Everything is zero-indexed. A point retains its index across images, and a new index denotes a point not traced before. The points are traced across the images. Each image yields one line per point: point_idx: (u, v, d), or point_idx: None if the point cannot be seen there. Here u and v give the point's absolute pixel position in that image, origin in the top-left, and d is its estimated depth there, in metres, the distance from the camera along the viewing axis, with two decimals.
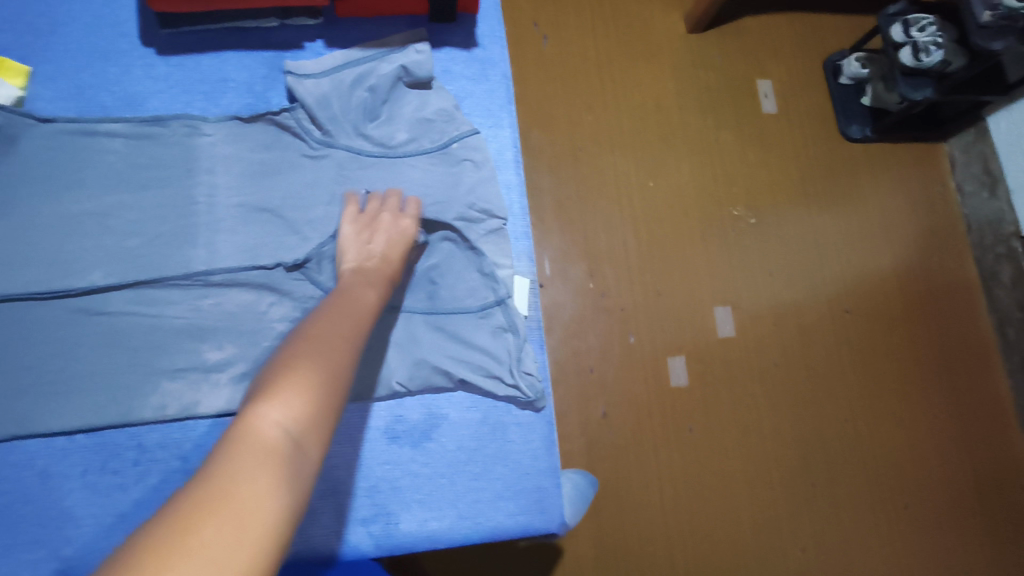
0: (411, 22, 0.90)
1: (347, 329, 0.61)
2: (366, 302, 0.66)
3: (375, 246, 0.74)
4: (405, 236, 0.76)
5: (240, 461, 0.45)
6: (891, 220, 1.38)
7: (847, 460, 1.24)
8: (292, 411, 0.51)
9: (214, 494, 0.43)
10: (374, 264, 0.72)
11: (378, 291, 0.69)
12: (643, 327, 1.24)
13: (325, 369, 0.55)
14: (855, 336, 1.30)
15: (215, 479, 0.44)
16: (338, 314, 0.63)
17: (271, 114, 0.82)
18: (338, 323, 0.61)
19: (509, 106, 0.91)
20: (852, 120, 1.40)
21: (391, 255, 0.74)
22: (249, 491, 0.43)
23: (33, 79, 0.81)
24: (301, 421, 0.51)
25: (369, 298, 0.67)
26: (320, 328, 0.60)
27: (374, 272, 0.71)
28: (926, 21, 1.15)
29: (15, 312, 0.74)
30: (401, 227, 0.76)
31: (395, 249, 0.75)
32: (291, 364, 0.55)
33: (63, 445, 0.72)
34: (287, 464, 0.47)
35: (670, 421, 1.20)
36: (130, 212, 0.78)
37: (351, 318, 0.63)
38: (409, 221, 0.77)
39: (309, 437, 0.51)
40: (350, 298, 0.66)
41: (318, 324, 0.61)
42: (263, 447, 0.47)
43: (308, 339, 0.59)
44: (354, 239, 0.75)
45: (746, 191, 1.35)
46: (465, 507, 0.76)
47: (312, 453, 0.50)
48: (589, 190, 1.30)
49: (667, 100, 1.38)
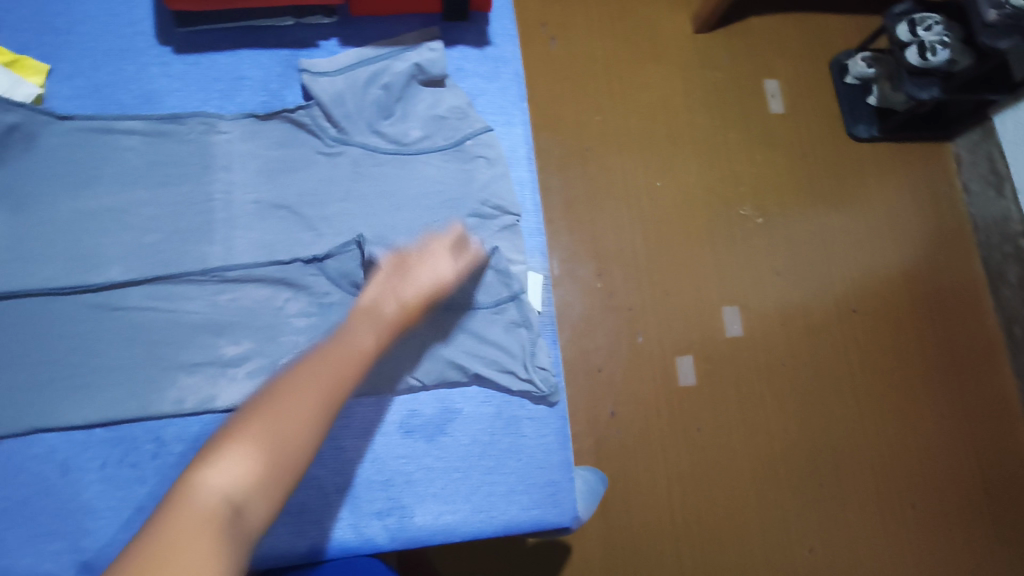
0: (424, 21, 0.90)
1: (327, 383, 0.61)
2: (361, 347, 0.66)
3: (403, 290, 0.73)
4: (438, 283, 0.74)
5: (174, 530, 0.50)
6: (898, 219, 1.38)
7: (855, 460, 1.24)
8: (235, 476, 0.54)
9: (144, 564, 0.47)
10: (394, 309, 0.71)
11: (380, 333, 0.69)
12: (651, 326, 1.24)
13: (287, 430, 0.57)
14: (863, 336, 1.30)
15: (150, 548, 0.48)
16: (324, 361, 0.63)
17: (288, 112, 0.83)
18: (321, 372, 0.62)
19: (522, 104, 0.91)
20: (859, 120, 1.41)
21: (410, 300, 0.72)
22: (176, 562, 0.47)
23: (51, 77, 0.82)
24: (244, 488, 0.54)
25: (364, 341, 0.67)
26: (302, 376, 0.62)
27: (389, 314, 0.71)
28: (932, 21, 1.15)
29: (36, 306, 0.75)
30: (437, 274, 0.75)
31: (418, 293, 0.73)
32: (256, 420, 0.58)
33: (82, 439, 0.73)
34: (223, 532, 0.51)
35: (678, 420, 1.21)
36: (148, 208, 0.79)
37: (336, 365, 0.63)
38: (449, 270, 0.76)
39: (252, 503, 0.54)
40: (341, 343, 0.66)
41: (304, 371, 0.62)
42: (198, 516, 0.51)
43: (285, 389, 0.60)
44: (388, 274, 0.74)
45: (754, 191, 1.35)
46: (478, 501, 0.77)
47: (254, 516, 0.53)
48: (597, 190, 1.30)
49: (674, 101, 1.38)
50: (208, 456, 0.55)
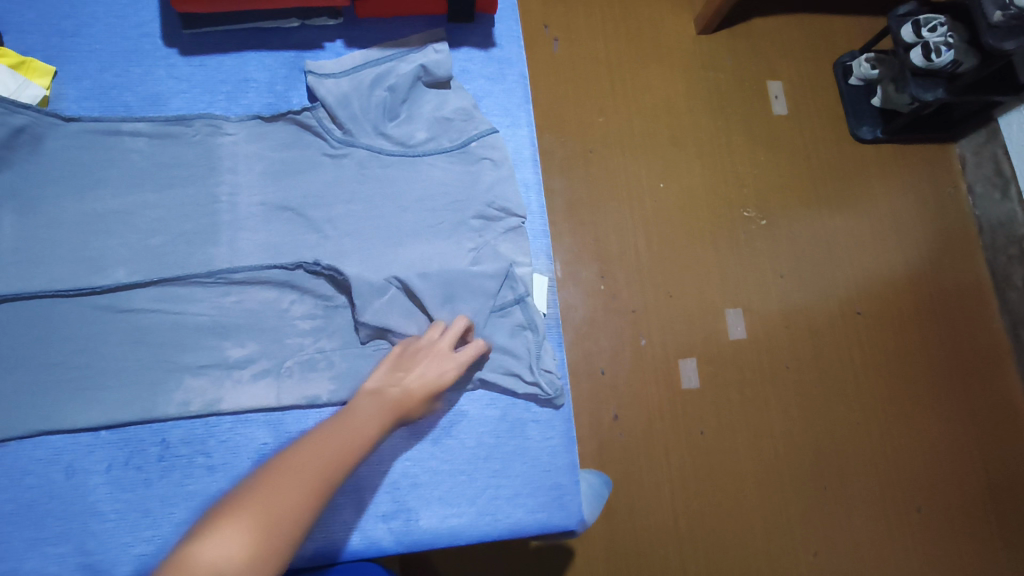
0: (429, 22, 0.90)
1: (329, 464, 0.58)
2: (362, 427, 0.63)
3: (405, 379, 0.69)
4: (440, 378, 0.71)
5: None
6: (902, 222, 1.38)
7: (860, 464, 1.23)
8: (226, 553, 0.50)
9: None
10: (394, 394, 0.67)
11: (383, 414, 0.65)
12: (655, 328, 1.24)
13: (283, 514, 0.54)
14: (867, 340, 1.30)
15: None
16: (325, 442, 0.60)
17: (292, 114, 0.83)
18: (322, 452, 0.59)
19: (527, 106, 0.91)
20: (863, 122, 1.41)
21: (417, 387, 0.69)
22: None
23: (58, 79, 0.82)
24: (234, 569, 0.50)
25: (365, 423, 0.64)
26: (302, 456, 0.58)
27: (394, 397, 0.67)
28: (937, 22, 1.15)
29: (42, 308, 0.75)
30: (444, 367, 0.71)
31: (427, 378, 0.70)
32: (253, 500, 0.54)
33: (88, 441, 0.73)
34: None
35: (682, 422, 1.20)
36: (154, 210, 0.79)
37: (336, 447, 0.60)
38: (452, 366, 0.72)
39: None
40: (343, 424, 0.63)
41: (304, 450, 0.59)
42: None
43: (285, 468, 0.57)
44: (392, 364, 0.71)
45: (757, 193, 1.35)
46: (484, 503, 0.77)
47: None
48: (599, 192, 1.30)
49: (678, 102, 1.38)
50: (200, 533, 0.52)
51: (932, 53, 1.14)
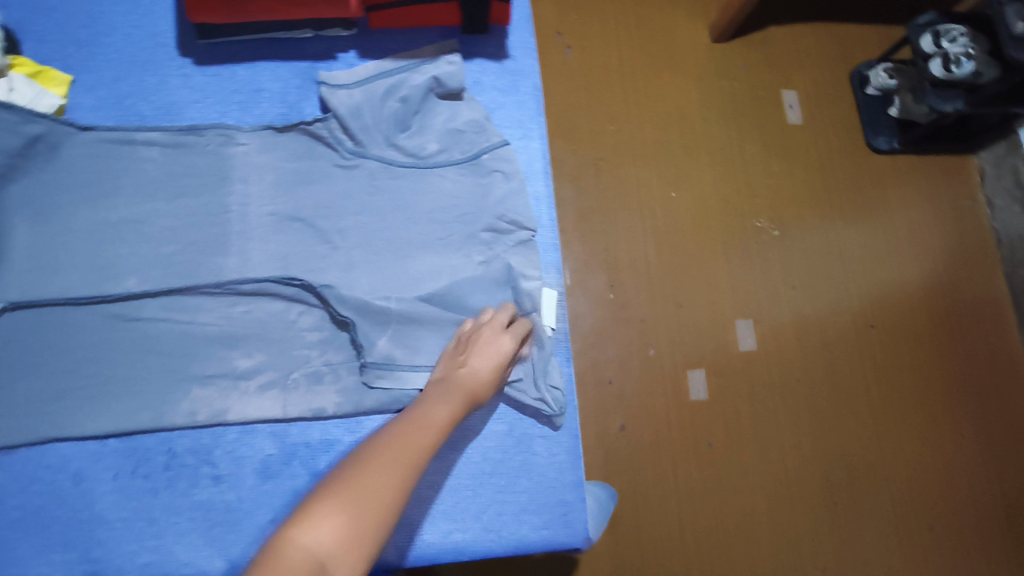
0: (443, 34, 0.91)
1: (413, 454, 0.60)
2: (449, 406, 0.67)
3: (469, 360, 0.73)
4: (501, 354, 0.73)
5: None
6: (918, 234, 1.36)
7: (871, 479, 1.22)
8: (331, 533, 0.51)
9: None
10: (462, 375, 0.71)
11: (455, 407, 0.68)
12: (664, 338, 1.23)
13: (374, 502, 0.54)
14: (881, 354, 1.28)
15: None
16: (419, 423, 0.64)
17: (305, 124, 0.83)
18: (401, 448, 0.60)
19: (539, 117, 0.91)
20: (879, 133, 1.39)
21: (482, 371, 0.71)
22: None
23: (74, 88, 0.83)
24: (329, 551, 0.50)
25: (442, 412, 0.66)
26: (396, 440, 0.61)
27: (464, 390, 0.70)
28: (957, 32, 1.13)
29: (51, 316, 0.75)
30: (500, 344, 0.74)
31: (488, 369, 0.72)
32: (361, 475, 0.56)
33: (96, 449, 0.73)
34: None
35: (690, 435, 1.19)
36: (165, 219, 0.79)
37: (429, 428, 0.64)
38: (509, 338, 0.74)
39: (342, 567, 0.50)
40: (431, 406, 0.67)
41: (384, 446, 0.60)
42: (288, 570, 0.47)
43: (367, 463, 0.57)
44: (451, 351, 0.75)
45: (771, 203, 1.33)
46: (489, 520, 0.76)
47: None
48: (609, 200, 1.29)
49: (691, 111, 1.37)
50: (296, 518, 0.52)
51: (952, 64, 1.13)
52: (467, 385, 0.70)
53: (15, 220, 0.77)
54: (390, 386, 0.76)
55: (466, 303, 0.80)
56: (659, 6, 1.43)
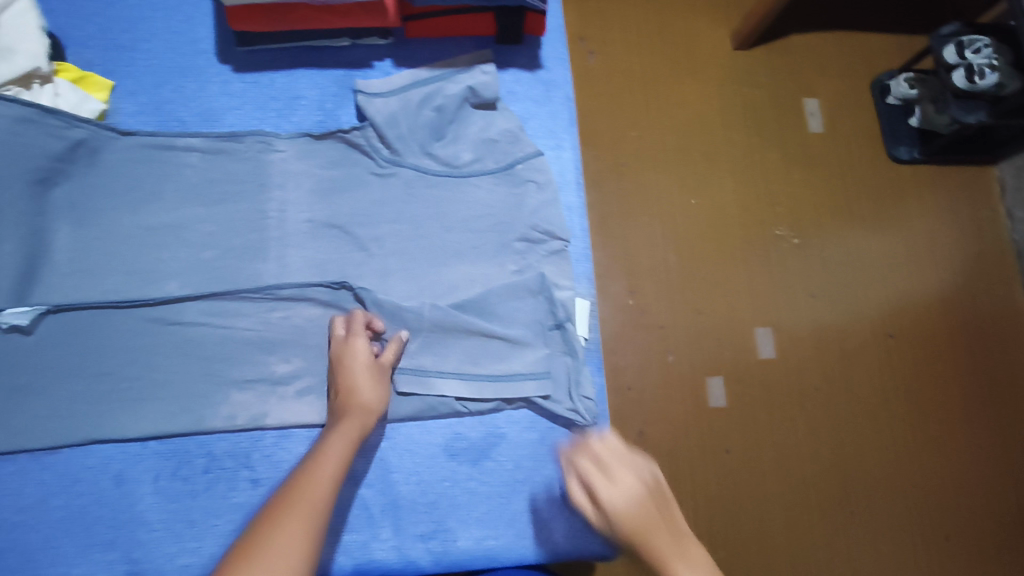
0: (478, 44, 0.92)
1: (310, 503, 0.58)
2: (343, 439, 0.67)
3: (342, 387, 0.73)
4: (361, 360, 0.73)
5: None
6: (937, 244, 1.36)
7: (889, 490, 1.21)
8: None
9: None
10: (343, 407, 0.71)
11: (348, 438, 0.67)
12: (683, 345, 1.23)
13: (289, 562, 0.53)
14: (899, 363, 1.28)
15: None
16: (312, 473, 0.62)
17: (342, 132, 0.84)
18: (305, 497, 0.59)
19: (572, 128, 0.92)
20: (900, 143, 1.38)
21: (355, 388, 0.72)
22: None
23: (115, 93, 0.84)
24: None
25: (336, 449, 0.65)
26: (289, 498, 0.59)
27: (347, 416, 0.70)
28: (981, 43, 1.12)
29: (93, 319, 0.75)
30: (358, 355, 0.74)
31: (356, 383, 0.72)
32: (259, 547, 0.53)
33: (137, 451, 0.74)
34: None
35: (709, 442, 1.19)
36: (205, 225, 0.80)
37: (324, 471, 0.62)
38: (359, 339, 0.75)
39: None
40: (321, 457, 0.64)
41: (286, 502, 0.58)
42: None
43: (273, 524, 0.56)
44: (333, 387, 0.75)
45: (791, 210, 1.33)
46: (521, 527, 0.77)
47: None
48: (630, 206, 1.29)
49: (712, 117, 1.37)
50: None
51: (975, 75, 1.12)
52: (352, 415, 0.70)
53: (58, 223, 0.78)
54: (420, 392, 0.78)
55: (499, 312, 0.82)
56: (681, 14, 1.43)
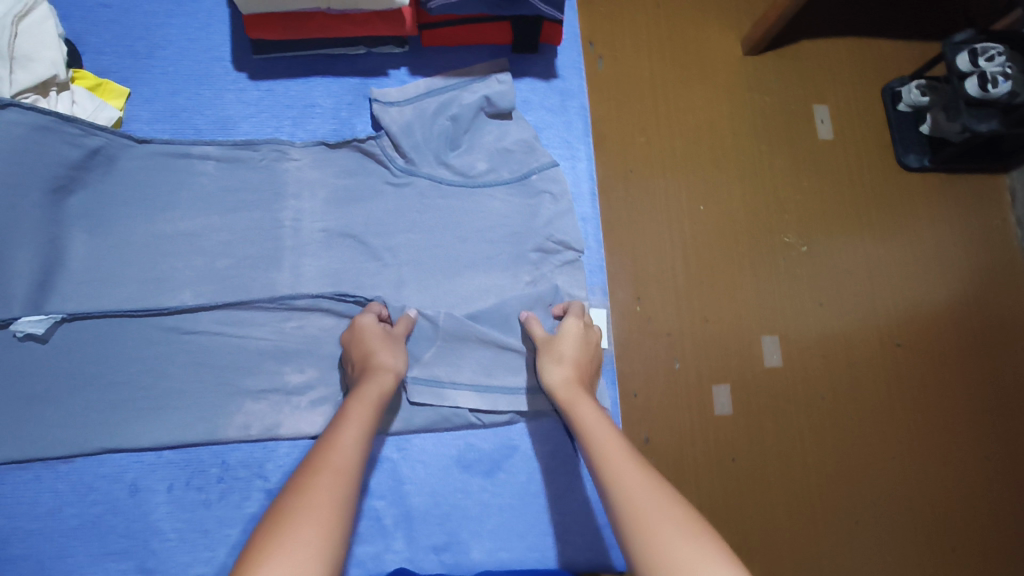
0: (493, 53, 0.92)
1: (341, 466, 0.56)
2: (368, 402, 0.65)
3: (359, 359, 0.72)
4: (376, 330, 0.73)
5: None
6: (945, 252, 1.24)
7: (902, 522, 1.09)
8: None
9: None
10: (366, 372, 0.69)
11: (375, 400, 0.66)
12: (691, 352, 1.11)
13: (322, 523, 0.50)
14: (908, 376, 1.16)
15: None
16: (336, 439, 0.60)
17: (358, 141, 0.84)
18: (329, 464, 0.56)
19: (587, 138, 0.93)
20: (909, 150, 1.28)
21: (377, 356, 0.71)
22: None
23: (131, 101, 0.84)
24: None
25: (359, 412, 0.63)
26: (319, 459, 0.57)
27: (370, 378, 0.68)
28: (995, 51, 1.08)
29: (109, 328, 0.76)
30: (372, 326, 0.73)
31: (376, 348, 0.72)
32: (296, 506, 0.51)
33: (151, 460, 0.75)
34: None
35: (714, 449, 1.07)
36: (220, 233, 0.80)
37: (351, 432, 0.61)
38: (369, 314, 0.75)
39: None
40: (343, 424, 0.62)
41: (310, 470, 0.55)
42: None
43: (303, 487, 0.53)
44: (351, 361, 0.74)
45: (799, 217, 1.21)
46: (534, 539, 0.77)
47: None
48: (634, 210, 1.16)
49: (722, 124, 1.24)
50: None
51: (989, 83, 1.07)
52: (376, 379, 0.68)
53: (74, 232, 0.77)
54: (432, 402, 0.78)
55: (513, 323, 0.82)
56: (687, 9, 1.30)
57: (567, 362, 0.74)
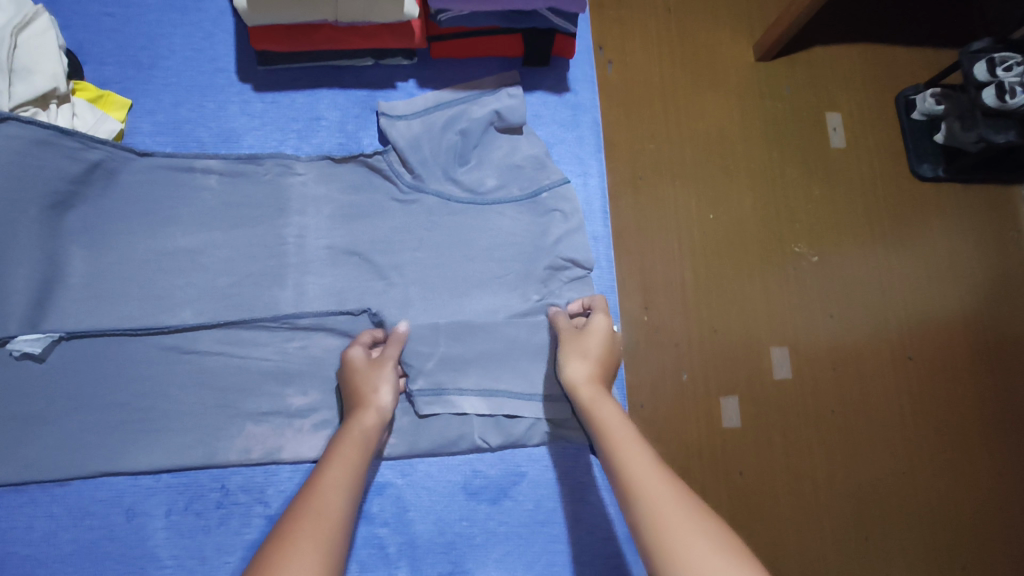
0: (504, 65, 0.90)
1: (327, 514, 0.55)
2: (356, 445, 0.64)
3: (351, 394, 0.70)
4: (365, 364, 0.71)
5: None
6: (958, 265, 1.18)
7: (913, 545, 1.03)
8: None
9: None
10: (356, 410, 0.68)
11: (364, 442, 0.65)
12: (700, 364, 1.05)
13: None
14: (919, 390, 1.11)
15: None
16: (324, 483, 0.58)
17: (364, 157, 0.82)
18: (316, 511, 0.55)
19: (599, 154, 0.91)
20: (924, 159, 1.22)
21: (367, 392, 0.69)
22: None
23: (133, 112, 0.83)
24: None
25: (347, 455, 0.62)
26: (305, 506, 0.56)
27: (362, 416, 0.67)
28: (1013, 60, 1.04)
29: (108, 347, 0.74)
30: (363, 357, 0.72)
31: (369, 382, 0.70)
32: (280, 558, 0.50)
33: (149, 484, 0.73)
34: None
35: (721, 462, 1.02)
36: (221, 250, 0.78)
37: (337, 475, 0.60)
38: (359, 347, 0.73)
39: None
40: (330, 467, 0.61)
41: (297, 517, 0.54)
42: None
43: (288, 536, 0.52)
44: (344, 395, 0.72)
45: (810, 228, 1.16)
46: (541, 570, 0.75)
47: None
48: (643, 217, 1.11)
49: (733, 133, 1.19)
50: None
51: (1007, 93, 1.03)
52: (365, 418, 0.67)
53: (73, 248, 0.75)
54: (442, 412, 0.76)
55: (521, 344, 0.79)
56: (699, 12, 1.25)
57: (592, 360, 0.72)
